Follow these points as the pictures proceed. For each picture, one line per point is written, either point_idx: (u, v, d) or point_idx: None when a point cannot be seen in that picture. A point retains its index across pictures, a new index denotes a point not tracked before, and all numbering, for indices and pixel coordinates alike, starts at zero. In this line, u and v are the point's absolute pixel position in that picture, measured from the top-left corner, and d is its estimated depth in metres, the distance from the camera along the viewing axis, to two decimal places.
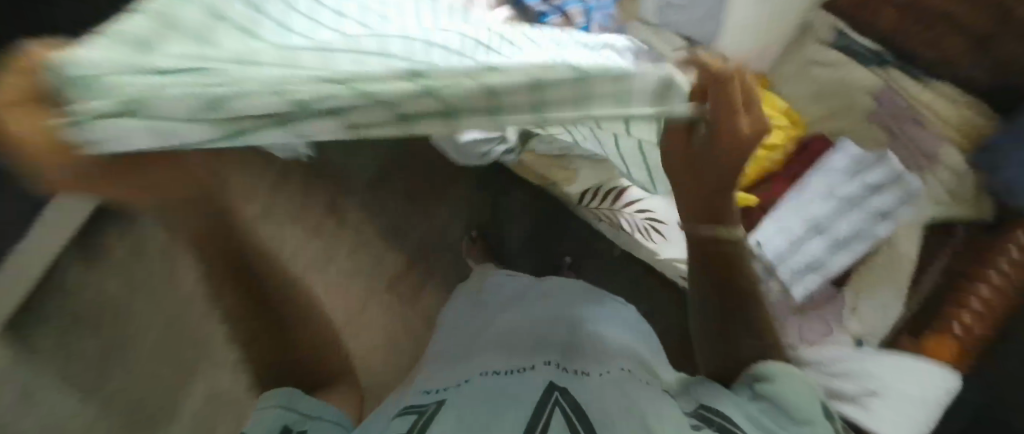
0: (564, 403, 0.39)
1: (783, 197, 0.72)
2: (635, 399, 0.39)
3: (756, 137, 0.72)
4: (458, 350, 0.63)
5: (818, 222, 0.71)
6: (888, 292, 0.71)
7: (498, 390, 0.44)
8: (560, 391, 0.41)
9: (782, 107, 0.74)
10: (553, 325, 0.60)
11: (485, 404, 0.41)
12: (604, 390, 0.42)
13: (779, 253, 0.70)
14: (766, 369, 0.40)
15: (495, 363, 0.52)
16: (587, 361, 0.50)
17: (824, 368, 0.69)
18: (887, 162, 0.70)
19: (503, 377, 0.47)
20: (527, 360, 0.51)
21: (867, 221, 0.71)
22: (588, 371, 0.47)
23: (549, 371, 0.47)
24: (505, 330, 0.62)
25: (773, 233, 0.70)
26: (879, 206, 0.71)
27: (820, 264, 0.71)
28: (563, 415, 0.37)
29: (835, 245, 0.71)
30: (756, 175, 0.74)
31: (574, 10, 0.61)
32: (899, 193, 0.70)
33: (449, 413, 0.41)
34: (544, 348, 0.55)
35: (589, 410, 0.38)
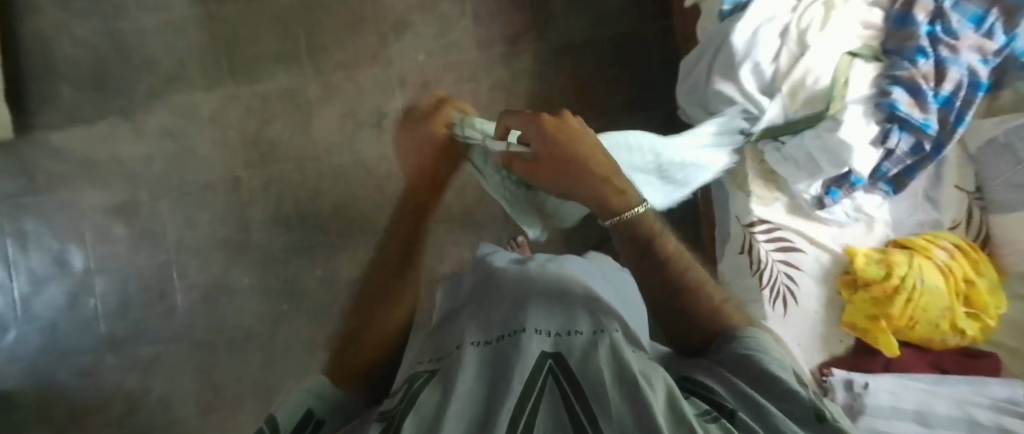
0: (557, 371, 0.37)
1: (888, 372, 0.67)
2: (631, 367, 0.35)
3: (964, 288, 0.64)
4: (477, 293, 0.60)
5: (918, 413, 0.64)
6: None
7: (493, 361, 0.41)
8: (553, 359, 0.39)
9: (1000, 308, 0.65)
10: (540, 294, 0.53)
11: (476, 364, 0.41)
12: (592, 348, 0.40)
13: (876, 407, 0.64)
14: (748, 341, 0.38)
15: (477, 330, 0.49)
16: (577, 316, 0.47)
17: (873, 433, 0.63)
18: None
19: (495, 347, 0.44)
20: (514, 321, 0.48)
21: None
22: (581, 328, 0.45)
23: (540, 332, 0.44)
24: (518, 284, 0.55)
25: (861, 382, 0.66)
26: None
27: None
28: (554, 389, 0.35)
29: None
30: (942, 330, 0.65)
31: (951, 73, 0.61)
32: None
33: (467, 381, 0.39)
34: (545, 304, 0.50)
35: (578, 378, 0.36)
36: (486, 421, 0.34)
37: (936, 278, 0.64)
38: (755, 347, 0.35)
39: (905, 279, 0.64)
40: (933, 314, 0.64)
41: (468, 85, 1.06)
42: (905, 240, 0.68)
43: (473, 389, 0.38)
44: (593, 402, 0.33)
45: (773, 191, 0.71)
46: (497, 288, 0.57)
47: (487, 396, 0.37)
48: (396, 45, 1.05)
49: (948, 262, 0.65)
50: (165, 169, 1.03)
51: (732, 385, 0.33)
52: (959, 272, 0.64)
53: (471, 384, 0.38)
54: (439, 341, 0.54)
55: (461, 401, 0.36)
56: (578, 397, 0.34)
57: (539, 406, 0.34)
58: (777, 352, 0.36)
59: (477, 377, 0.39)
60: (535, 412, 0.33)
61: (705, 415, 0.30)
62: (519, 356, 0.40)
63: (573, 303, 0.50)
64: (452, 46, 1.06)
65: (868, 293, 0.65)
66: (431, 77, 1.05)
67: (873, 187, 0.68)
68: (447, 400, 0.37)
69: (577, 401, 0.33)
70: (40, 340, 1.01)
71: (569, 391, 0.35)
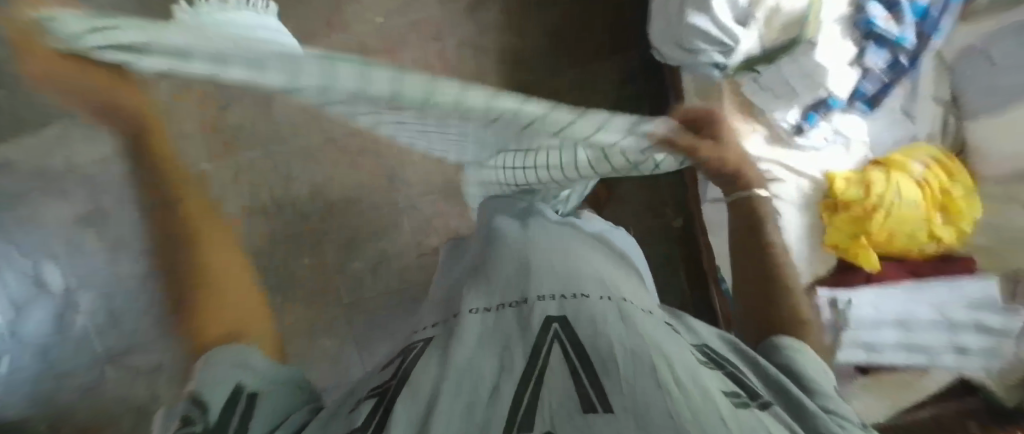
0: (563, 340, 0.40)
1: (878, 284, 0.69)
2: (648, 340, 0.39)
3: (939, 197, 0.68)
4: (477, 260, 0.62)
5: (903, 318, 0.68)
6: (881, 402, 0.70)
7: (495, 331, 0.44)
8: (558, 322, 0.43)
9: (971, 211, 0.69)
10: (549, 259, 0.55)
11: (478, 335, 0.44)
12: (602, 317, 0.43)
13: (858, 318, 0.68)
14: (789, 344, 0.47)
15: (477, 298, 0.51)
16: (584, 282, 0.50)
17: (858, 351, 0.69)
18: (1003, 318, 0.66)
19: (505, 315, 0.47)
20: (516, 289, 0.51)
21: (937, 342, 0.68)
22: (588, 293, 0.48)
23: (543, 299, 0.47)
24: (519, 246, 0.58)
25: (853, 298, 0.68)
26: (957, 340, 0.67)
27: (873, 344, 0.68)
28: (561, 349, 0.39)
29: (901, 342, 0.68)
30: (920, 240, 0.68)
31: None
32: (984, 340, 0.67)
33: (470, 340, 0.43)
34: (546, 271, 0.53)
35: (588, 351, 0.39)
36: (492, 386, 0.37)
37: (913, 190, 0.66)
38: (795, 358, 0.44)
39: (885, 195, 0.66)
40: (908, 226, 0.66)
41: (434, 45, 1.00)
42: (883, 158, 0.70)
43: (478, 360, 0.40)
44: (603, 373, 0.36)
45: (750, 123, 0.71)
46: (495, 253, 0.59)
47: (493, 364, 0.39)
48: (351, 8, 0.97)
49: (924, 174, 0.68)
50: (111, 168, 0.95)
51: (771, 374, 0.40)
52: (934, 183, 0.67)
53: (469, 354, 0.41)
54: (441, 309, 0.55)
55: (453, 373, 0.38)
56: (588, 368, 0.37)
57: (548, 363, 0.38)
58: (818, 365, 0.45)
59: (477, 343, 0.42)
60: (542, 380, 0.36)
61: (735, 396, 0.35)
62: (527, 328, 0.43)
63: (579, 272, 0.53)
64: (412, 3, 0.99)
65: (848, 213, 0.67)
66: (393, 39, 0.99)
67: (850, 108, 0.71)
68: (443, 372, 0.39)
69: (587, 374, 0.36)
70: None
71: (577, 361, 0.38)
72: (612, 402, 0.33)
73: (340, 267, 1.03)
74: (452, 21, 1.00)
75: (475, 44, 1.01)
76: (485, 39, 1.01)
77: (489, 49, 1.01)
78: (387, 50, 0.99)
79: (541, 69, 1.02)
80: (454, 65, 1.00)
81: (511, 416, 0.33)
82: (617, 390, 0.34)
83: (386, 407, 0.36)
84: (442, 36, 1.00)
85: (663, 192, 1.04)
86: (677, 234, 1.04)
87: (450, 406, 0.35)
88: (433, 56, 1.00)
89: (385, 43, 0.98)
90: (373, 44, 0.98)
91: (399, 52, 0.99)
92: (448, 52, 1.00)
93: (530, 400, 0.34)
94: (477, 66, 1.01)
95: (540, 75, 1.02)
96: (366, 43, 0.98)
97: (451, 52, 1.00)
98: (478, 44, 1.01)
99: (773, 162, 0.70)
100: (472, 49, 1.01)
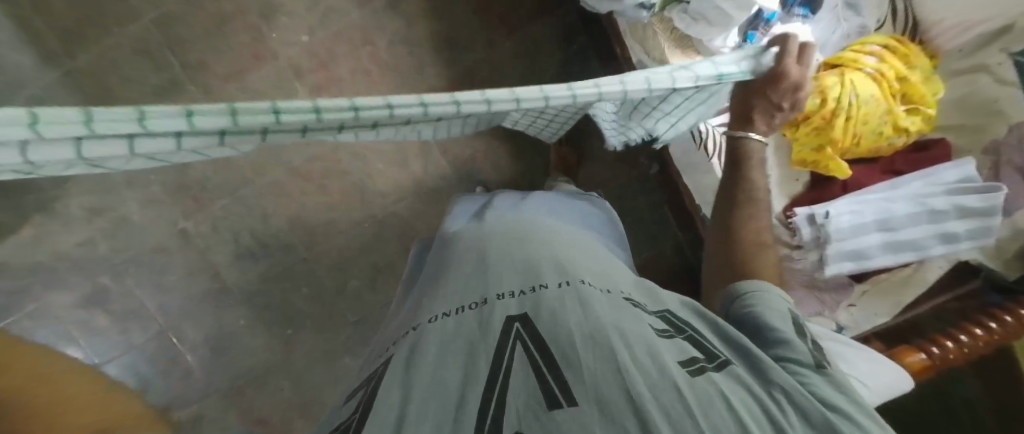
0: (526, 339, 0.38)
1: (853, 194, 0.71)
2: (603, 322, 0.38)
3: (895, 87, 0.70)
4: (432, 263, 0.58)
5: (887, 218, 0.70)
6: (878, 308, 0.73)
7: (457, 337, 0.40)
8: (519, 321, 0.40)
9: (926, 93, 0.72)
10: (504, 247, 0.51)
11: (441, 345, 0.40)
12: (562, 305, 0.40)
13: (839, 229, 0.70)
14: (754, 287, 0.46)
15: (438, 302, 0.46)
16: (540, 267, 0.47)
17: (850, 262, 0.70)
18: (987, 197, 0.67)
19: (465, 317, 0.42)
20: (476, 288, 0.46)
21: (926, 234, 0.69)
22: (547, 282, 0.44)
23: (503, 297, 0.44)
24: (472, 240, 0.54)
25: (835, 215, 0.70)
26: (943, 227, 0.69)
27: (864, 253, 0.70)
28: (523, 353, 0.36)
29: (890, 243, 0.70)
30: (884, 133, 0.71)
31: None
32: (971, 223, 0.68)
33: (431, 353, 0.39)
34: (504, 262, 0.48)
35: (548, 344, 0.37)
36: (459, 397, 0.34)
37: (868, 86, 0.68)
38: (757, 306, 0.44)
39: (841, 97, 0.67)
40: (869, 121, 0.68)
41: (366, 49, 0.97)
42: (835, 59, 0.72)
43: (441, 374, 0.36)
44: (565, 365, 0.34)
45: (691, 57, 0.71)
46: (452, 252, 0.54)
47: (458, 375, 0.36)
48: (274, 34, 0.94)
49: (875, 68, 0.70)
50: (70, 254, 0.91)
51: (727, 331, 0.41)
52: (887, 74, 0.69)
53: (432, 371, 0.37)
54: (403, 323, 0.50)
55: (419, 393, 0.35)
56: (548, 362, 0.35)
57: (513, 366, 0.35)
58: (777, 298, 0.45)
59: (438, 355, 0.38)
60: (508, 381, 0.34)
61: (692, 363, 0.35)
62: (488, 330, 0.40)
63: (534, 254, 0.49)
64: (333, 14, 0.96)
65: (808, 125, 0.69)
66: (325, 54, 0.96)
67: (790, 15, 0.73)
68: (408, 392, 0.35)
69: (548, 368, 0.34)
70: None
71: (541, 361, 0.35)
72: (576, 394, 0.32)
73: (339, 289, 1.01)
74: (380, 20, 0.97)
75: (411, 38, 0.98)
76: (419, 30, 0.99)
77: (426, 40, 0.99)
78: (325, 66, 0.96)
79: (480, 48, 1.00)
80: (394, 63, 0.98)
81: (481, 425, 0.31)
82: (581, 380, 0.33)
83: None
84: (374, 38, 0.97)
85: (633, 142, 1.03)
86: (655, 180, 1.03)
87: (421, 426, 0.32)
88: (372, 60, 0.97)
89: (320, 60, 0.96)
90: (308, 63, 0.95)
91: (335, 65, 0.96)
92: (385, 53, 0.98)
93: (496, 407, 0.32)
94: (417, 59, 0.98)
95: (480, 54, 1.00)
96: (301, 63, 0.95)
97: (388, 52, 0.97)
98: (411, 36, 0.98)
99: None
100: (407, 44, 0.98)
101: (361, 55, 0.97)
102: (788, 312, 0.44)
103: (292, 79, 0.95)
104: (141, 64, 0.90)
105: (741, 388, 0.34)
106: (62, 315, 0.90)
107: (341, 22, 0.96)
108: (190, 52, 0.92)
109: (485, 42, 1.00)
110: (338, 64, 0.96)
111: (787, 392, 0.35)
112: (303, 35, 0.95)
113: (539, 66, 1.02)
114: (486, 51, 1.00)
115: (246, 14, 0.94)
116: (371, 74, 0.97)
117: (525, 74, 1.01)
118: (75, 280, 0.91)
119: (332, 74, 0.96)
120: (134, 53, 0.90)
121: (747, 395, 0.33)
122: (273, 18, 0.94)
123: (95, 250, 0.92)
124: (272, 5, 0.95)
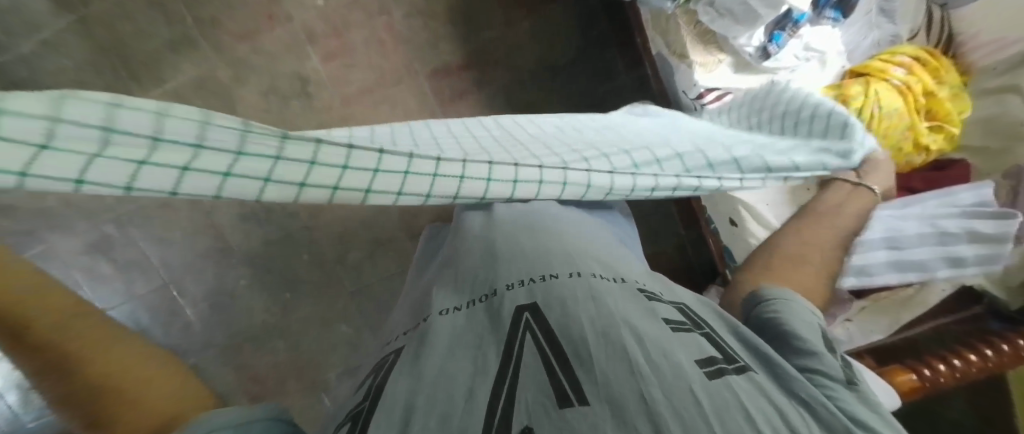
0: (536, 331, 0.34)
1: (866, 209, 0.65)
2: (616, 317, 0.33)
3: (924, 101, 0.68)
4: (441, 252, 0.54)
5: (895, 237, 0.64)
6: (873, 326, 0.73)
7: (464, 331, 0.37)
8: (529, 310, 0.36)
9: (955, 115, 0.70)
10: (514, 231, 0.46)
11: (452, 337, 0.37)
12: (573, 296, 0.36)
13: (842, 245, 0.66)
14: (785, 297, 0.42)
15: (444, 295, 0.44)
16: (551, 256, 0.43)
17: (851, 279, 0.67)
18: (1005, 220, 0.59)
19: (471, 313, 0.39)
20: (485, 276, 0.43)
21: (935, 257, 0.63)
22: (557, 273, 0.40)
23: (512, 286, 0.40)
24: (482, 222, 0.50)
25: None
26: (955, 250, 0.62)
27: (868, 270, 0.66)
28: (534, 346, 0.33)
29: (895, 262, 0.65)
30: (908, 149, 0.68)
31: None
32: (983, 248, 0.61)
33: (437, 348, 0.36)
34: (517, 249, 0.45)
35: (559, 339, 0.33)
36: (467, 391, 0.30)
37: (894, 97, 0.66)
38: (782, 314, 0.40)
39: (864, 107, 0.65)
40: (893, 134, 0.66)
41: (383, 19, 0.96)
42: (863, 66, 0.70)
43: (451, 366, 0.34)
44: (576, 362, 0.30)
45: (714, 54, 0.71)
46: (458, 241, 0.50)
47: (467, 371, 0.33)
48: None
49: (905, 78, 0.68)
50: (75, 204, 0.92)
51: (750, 338, 0.36)
52: (917, 86, 0.67)
53: (440, 363, 0.34)
54: (414, 309, 0.48)
55: (426, 387, 0.32)
56: (559, 357, 0.31)
57: (523, 361, 0.31)
58: (805, 307, 0.42)
59: (446, 352, 0.35)
60: (518, 378, 0.30)
61: (709, 364, 0.30)
62: (498, 322, 0.36)
63: (546, 240, 0.45)
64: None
65: None
66: (341, 21, 0.94)
67: (820, 18, 0.70)
68: (414, 389, 0.32)
69: (561, 366, 0.30)
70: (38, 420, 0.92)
71: (552, 356, 0.31)
72: (588, 393, 0.27)
73: (339, 259, 1.03)
74: None
75: (428, 13, 0.97)
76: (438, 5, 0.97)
77: (444, 15, 0.97)
78: (340, 34, 0.95)
79: (497, 28, 0.99)
80: (409, 37, 0.97)
81: (488, 419, 0.27)
82: (593, 380, 0.28)
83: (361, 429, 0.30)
84: (391, 9, 0.96)
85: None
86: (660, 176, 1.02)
87: (425, 419, 0.29)
88: (388, 32, 0.96)
89: (335, 27, 0.95)
90: (322, 29, 0.94)
91: (349, 33, 0.95)
92: (401, 25, 0.96)
93: (505, 401, 0.28)
94: (433, 35, 0.97)
95: (496, 34, 0.99)
96: (315, 28, 0.94)
97: (405, 25, 0.96)
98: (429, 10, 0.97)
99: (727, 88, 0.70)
100: (425, 18, 0.97)
101: (377, 25, 0.96)
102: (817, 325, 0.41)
103: (306, 45, 0.94)
104: (154, 15, 0.89)
105: (764, 399, 0.29)
106: None
107: None
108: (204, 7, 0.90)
109: (504, 22, 0.98)
110: (353, 33, 0.95)
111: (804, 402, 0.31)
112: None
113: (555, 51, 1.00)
114: (503, 32, 0.99)
115: None
116: (386, 47, 0.96)
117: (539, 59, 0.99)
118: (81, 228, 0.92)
119: (346, 42, 0.95)
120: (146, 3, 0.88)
121: (770, 405, 0.29)
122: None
123: (102, 201, 0.93)
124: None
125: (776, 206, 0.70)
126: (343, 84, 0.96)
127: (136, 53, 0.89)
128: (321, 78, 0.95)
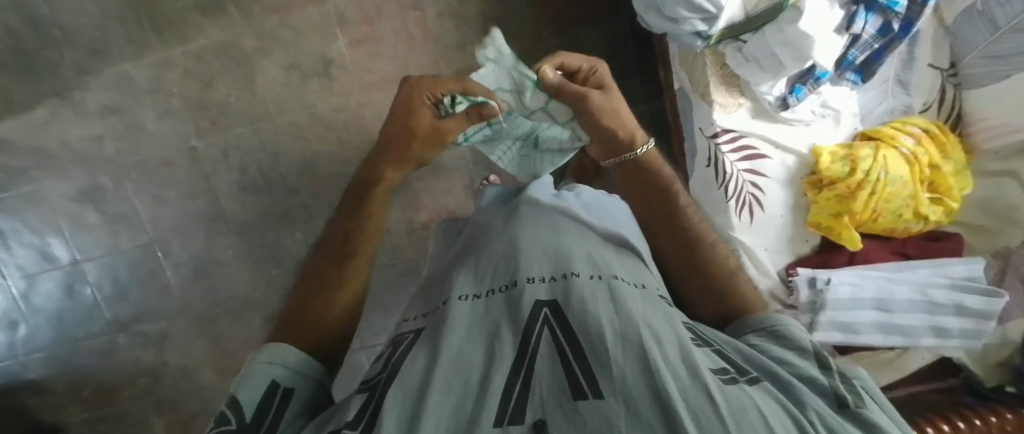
0: (554, 326, 0.32)
1: (838, 89, 0.71)
2: (636, 318, 0.31)
3: None
4: (460, 240, 0.51)
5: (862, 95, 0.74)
6: (880, 270, 0.72)
7: (485, 317, 0.35)
8: (548, 306, 0.34)
9: None
10: (530, 236, 0.44)
11: (470, 323, 0.34)
12: (593, 297, 0.34)
13: (774, 164, 0.71)
14: (777, 318, 0.38)
15: (461, 279, 0.41)
16: (572, 256, 0.40)
17: (830, 128, 0.73)
18: (930, 79, 0.75)
19: (485, 304, 0.37)
20: (506, 269, 0.40)
21: (894, 103, 0.75)
22: (578, 270, 0.38)
23: (533, 281, 0.37)
24: (502, 225, 0.48)
25: (815, 97, 0.70)
26: (903, 99, 0.75)
27: (846, 123, 0.74)
28: (554, 338, 0.30)
29: (862, 113, 0.74)
30: None
31: None
32: (922, 95, 0.75)
33: (459, 326, 0.34)
34: (536, 247, 0.42)
35: (578, 334, 0.30)
36: (483, 377, 0.28)
37: None
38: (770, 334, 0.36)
39: None
40: None
41: (326, 52, 0.86)
42: None
43: (468, 351, 0.31)
44: (594, 358, 0.28)
45: None
46: (478, 234, 0.48)
47: (484, 354, 0.31)
48: (227, 44, 0.83)
49: None
50: (64, 313, 0.86)
51: (776, 354, 0.34)
52: None
53: (458, 344, 0.32)
54: (422, 294, 0.44)
55: (444, 364, 0.30)
56: (577, 351, 0.29)
57: (541, 353, 0.29)
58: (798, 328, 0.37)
59: (468, 332, 0.33)
60: (534, 369, 0.28)
61: (720, 374, 0.29)
62: (516, 311, 0.34)
63: (568, 245, 0.42)
64: (281, 17, 0.84)
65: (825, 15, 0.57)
66: (282, 67, 0.86)
67: None
68: (431, 365, 0.30)
69: (578, 360, 0.28)
70: (49, 329, 0.86)
71: (570, 350, 0.29)
72: (604, 387, 0.25)
73: None
74: (341, 16, 0.86)
75: (381, 33, 0.87)
76: (389, 18, 0.87)
77: (400, 30, 0.88)
78: (289, 75, 0.86)
79: (456, 20, 0.88)
80: (371, 62, 0.88)
81: (502, 406, 0.25)
82: (611, 376, 0.26)
83: (377, 404, 0.29)
84: (338, 37, 0.86)
85: (630, 79, 0.93)
86: (659, 115, 0.94)
87: (442, 396, 0.27)
88: (345, 63, 0.87)
89: (283, 71, 0.86)
90: (268, 74, 0.85)
91: (304, 74, 0.86)
92: (358, 52, 0.87)
93: (521, 388, 0.26)
94: (396, 52, 0.88)
95: (459, 26, 0.88)
96: (262, 74, 0.85)
97: (362, 50, 0.87)
98: (383, 29, 0.87)
99: (710, 9, 0.62)
100: (386, 42, 0.88)
101: (326, 63, 0.87)
102: (812, 349, 0.35)
103: (249, 103, 0.85)
104: (86, 99, 0.82)
105: (780, 409, 0.27)
106: (75, 361, 0.87)
107: (299, 27, 0.85)
108: (133, 76, 0.83)
109: (466, 15, 0.88)
110: (303, 74, 0.86)
111: (823, 419, 0.27)
112: (256, 47, 0.84)
113: (518, 19, 0.89)
114: (466, 21, 0.88)
115: (186, 25, 0.82)
116: (348, 78, 0.88)
117: (504, 36, 0.89)
118: (78, 338, 0.87)
119: (299, 85, 0.87)
120: (72, 86, 0.81)
121: (784, 415, 0.26)
122: (212, 32, 0.83)
123: (66, 175, 0.83)
124: (208, 17, 0.82)
125: (763, 116, 0.71)
126: (299, 134, 0.87)
127: (59, 26, 0.79)
128: (277, 134, 0.87)
